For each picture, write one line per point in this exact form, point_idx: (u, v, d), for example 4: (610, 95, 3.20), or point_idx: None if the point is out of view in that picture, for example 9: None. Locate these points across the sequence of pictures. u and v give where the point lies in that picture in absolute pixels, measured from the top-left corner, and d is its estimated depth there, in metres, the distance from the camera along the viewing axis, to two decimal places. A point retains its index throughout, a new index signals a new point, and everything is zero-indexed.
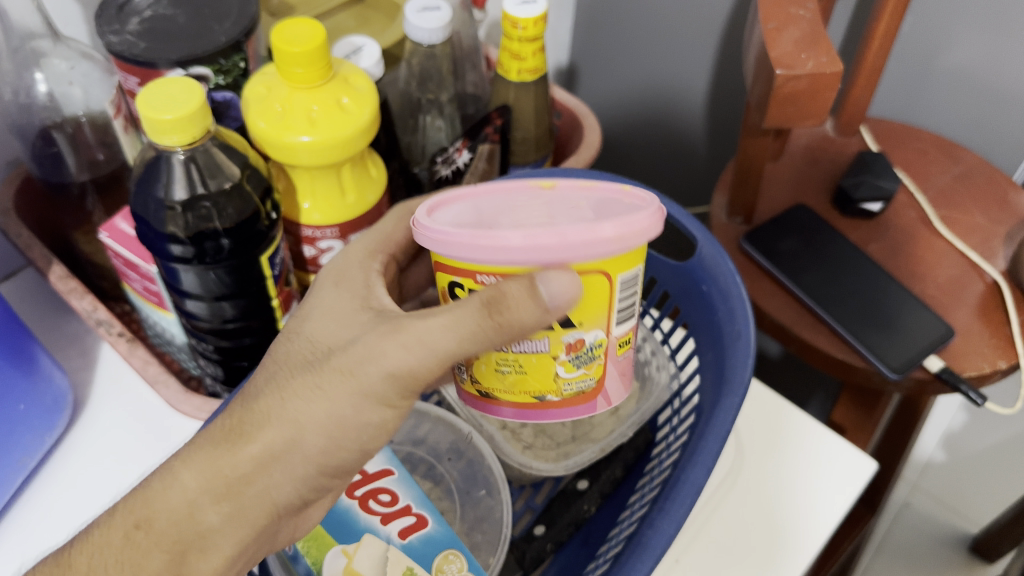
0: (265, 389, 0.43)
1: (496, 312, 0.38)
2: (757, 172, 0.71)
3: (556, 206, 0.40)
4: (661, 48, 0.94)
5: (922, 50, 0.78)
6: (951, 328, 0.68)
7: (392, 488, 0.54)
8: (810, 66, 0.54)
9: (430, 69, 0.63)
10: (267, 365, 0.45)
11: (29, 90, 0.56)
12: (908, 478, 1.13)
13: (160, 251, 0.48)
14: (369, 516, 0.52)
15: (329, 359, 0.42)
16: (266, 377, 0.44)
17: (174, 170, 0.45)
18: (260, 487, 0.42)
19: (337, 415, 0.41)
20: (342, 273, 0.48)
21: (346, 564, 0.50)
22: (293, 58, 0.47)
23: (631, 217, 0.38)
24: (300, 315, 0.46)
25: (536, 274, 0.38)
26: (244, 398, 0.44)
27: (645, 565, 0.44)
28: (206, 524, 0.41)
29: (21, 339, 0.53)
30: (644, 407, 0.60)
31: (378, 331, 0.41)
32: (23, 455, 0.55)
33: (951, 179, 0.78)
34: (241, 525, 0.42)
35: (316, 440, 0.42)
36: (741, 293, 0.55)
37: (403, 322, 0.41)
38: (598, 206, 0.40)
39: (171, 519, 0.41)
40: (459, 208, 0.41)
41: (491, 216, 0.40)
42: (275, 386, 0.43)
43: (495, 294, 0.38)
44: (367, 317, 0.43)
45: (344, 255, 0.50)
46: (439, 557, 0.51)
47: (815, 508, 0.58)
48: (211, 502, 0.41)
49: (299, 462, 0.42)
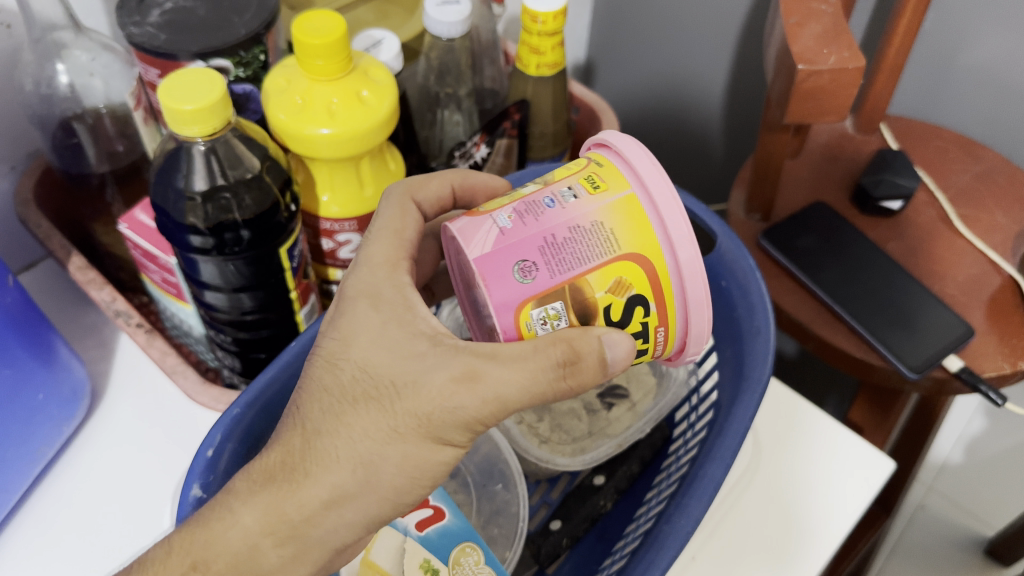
0: (326, 427, 0.42)
1: (571, 375, 0.40)
2: (776, 169, 0.70)
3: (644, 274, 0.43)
4: (681, 43, 0.94)
5: (945, 46, 0.77)
6: (971, 327, 0.67)
7: None
8: (832, 62, 0.54)
9: (449, 62, 0.63)
10: (316, 396, 0.43)
11: (51, 80, 0.56)
12: (924, 479, 1.13)
13: (180, 242, 0.48)
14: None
15: (398, 400, 0.41)
16: (322, 411, 0.42)
17: (195, 161, 0.46)
18: (327, 528, 0.41)
19: (412, 456, 0.41)
20: (375, 292, 0.44)
21: (362, 557, 0.50)
22: (314, 50, 0.47)
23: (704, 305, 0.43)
24: (342, 338, 0.43)
25: (603, 335, 0.40)
26: (300, 430, 0.42)
27: (662, 562, 0.43)
28: (267, 565, 0.41)
29: (40, 328, 0.53)
30: (661, 404, 0.60)
31: (448, 372, 0.40)
32: (41, 444, 0.55)
33: (972, 177, 0.78)
34: (302, 563, 0.42)
35: (390, 480, 0.41)
36: (760, 288, 0.54)
37: (476, 368, 0.40)
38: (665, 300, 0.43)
39: (231, 561, 0.41)
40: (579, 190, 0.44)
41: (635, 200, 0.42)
42: (338, 422, 0.42)
43: (575, 355, 0.39)
44: (426, 348, 0.41)
45: (368, 268, 0.45)
46: (456, 549, 0.51)
47: (831, 506, 0.58)
48: (273, 544, 0.41)
49: (369, 501, 0.42)
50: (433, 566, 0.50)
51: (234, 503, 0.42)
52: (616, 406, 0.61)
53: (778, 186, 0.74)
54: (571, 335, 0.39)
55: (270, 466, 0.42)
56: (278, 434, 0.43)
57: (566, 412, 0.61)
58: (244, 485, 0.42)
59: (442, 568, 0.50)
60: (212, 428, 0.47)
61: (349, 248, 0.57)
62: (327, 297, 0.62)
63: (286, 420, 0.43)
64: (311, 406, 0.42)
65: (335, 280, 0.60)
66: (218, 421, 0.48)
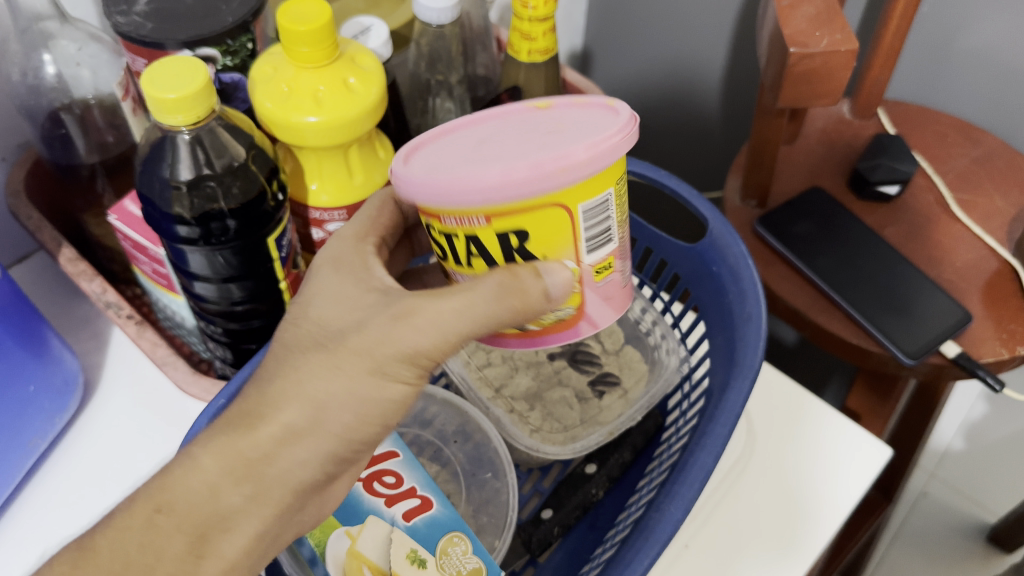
0: (276, 375, 0.42)
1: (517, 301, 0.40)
2: (771, 154, 0.69)
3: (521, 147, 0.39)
4: (678, 28, 0.93)
5: (943, 28, 0.77)
6: (968, 313, 0.67)
7: (396, 469, 0.53)
8: (825, 44, 0.53)
9: (440, 49, 0.63)
10: (274, 351, 0.43)
11: (37, 71, 0.56)
12: (926, 466, 1.14)
13: (166, 233, 0.48)
14: (373, 498, 0.51)
15: (341, 340, 0.41)
16: (275, 360, 0.43)
17: (179, 150, 0.45)
18: (282, 464, 0.40)
19: (358, 391, 0.41)
20: (336, 258, 0.46)
21: (350, 546, 0.49)
22: (298, 37, 0.47)
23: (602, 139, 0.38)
24: (303, 300, 0.45)
25: (536, 264, 0.41)
26: (256, 385, 0.42)
27: (652, 549, 0.43)
28: (228, 505, 0.40)
29: (31, 320, 0.53)
30: (653, 390, 0.60)
31: (388, 313, 0.41)
32: (33, 436, 0.55)
33: (970, 162, 0.77)
34: (264, 504, 0.41)
35: (337, 414, 0.41)
36: (751, 275, 0.54)
37: (413, 306, 0.41)
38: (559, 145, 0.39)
39: (194, 501, 0.40)
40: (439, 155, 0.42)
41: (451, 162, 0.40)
42: (285, 369, 0.42)
43: (509, 273, 0.40)
44: (374, 300, 0.43)
45: (338, 239, 0.47)
46: (443, 539, 0.50)
47: (830, 495, 0.57)
48: (233, 484, 0.40)
49: (314, 431, 0.41)
50: (419, 556, 0.50)
51: (194, 450, 0.41)
52: (608, 395, 0.61)
53: (774, 171, 0.73)
54: (516, 266, 0.40)
55: (230, 413, 0.41)
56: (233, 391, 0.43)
57: (558, 400, 0.61)
58: (206, 435, 0.41)
59: (429, 558, 0.50)
60: (198, 417, 0.47)
61: None
62: None
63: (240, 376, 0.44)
64: (266, 359, 0.43)
65: None
66: (202, 412, 0.47)
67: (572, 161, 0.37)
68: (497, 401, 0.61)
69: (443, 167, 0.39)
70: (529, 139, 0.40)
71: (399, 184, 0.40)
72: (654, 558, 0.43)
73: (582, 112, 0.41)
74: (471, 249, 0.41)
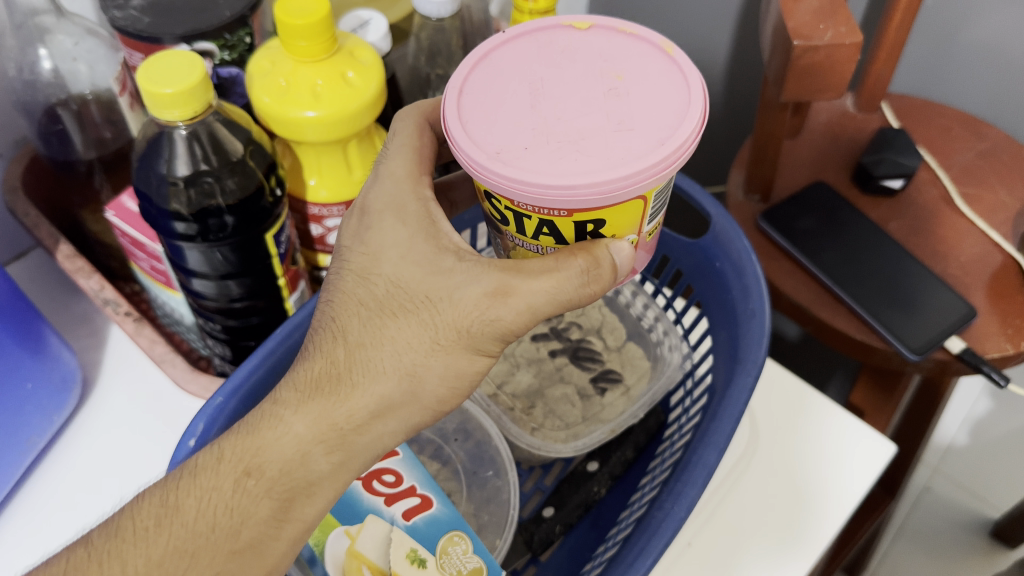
0: (369, 338, 0.41)
1: (594, 282, 0.40)
2: (775, 149, 0.69)
3: (586, 113, 0.38)
4: (681, 21, 0.92)
5: (947, 21, 0.76)
6: (973, 308, 0.66)
7: (395, 469, 0.52)
8: (829, 37, 0.53)
9: (440, 43, 0.62)
10: (352, 309, 0.42)
11: (33, 66, 0.55)
12: (929, 461, 1.14)
13: (164, 229, 0.47)
14: (373, 496, 0.50)
15: (437, 314, 0.41)
16: (361, 323, 0.42)
17: (176, 145, 0.45)
18: (374, 436, 0.41)
19: (453, 367, 0.41)
20: (400, 205, 0.44)
21: (349, 545, 0.49)
22: (296, 31, 0.46)
23: (685, 121, 0.38)
24: (371, 254, 0.43)
25: (609, 242, 0.40)
26: (342, 342, 0.41)
27: (655, 549, 0.43)
28: (316, 472, 0.40)
29: (29, 317, 0.52)
30: (655, 387, 0.59)
31: (480, 287, 0.40)
32: (31, 434, 0.54)
33: (975, 156, 0.77)
34: (346, 472, 0.41)
35: (434, 390, 0.41)
36: (756, 271, 0.53)
37: (506, 283, 0.40)
38: (625, 111, 0.38)
39: (285, 467, 0.39)
40: (487, 100, 0.40)
41: (522, 130, 0.38)
42: (381, 335, 0.41)
43: (592, 258, 0.40)
44: (452, 263, 0.41)
45: (391, 181, 0.45)
46: (443, 538, 0.50)
47: (833, 493, 0.57)
48: (325, 450, 0.40)
49: (408, 403, 0.41)
50: (419, 556, 0.49)
51: (283, 412, 0.40)
52: (610, 392, 0.61)
53: (777, 165, 0.73)
54: (595, 247, 0.40)
55: (317, 375, 0.41)
56: (315, 346, 0.42)
57: (559, 398, 0.61)
58: (292, 394, 0.41)
59: (429, 557, 0.49)
60: (195, 417, 0.46)
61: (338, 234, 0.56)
62: (317, 284, 0.61)
63: (317, 332, 0.43)
64: (348, 318, 0.42)
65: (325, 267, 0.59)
66: (201, 410, 0.46)
67: (669, 157, 0.37)
68: (499, 399, 0.60)
69: (513, 153, 0.37)
70: (588, 93, 0.39)
71: (488, 177, 0.37)
72: (658, 557, 0.42)
73: (640, 62, 0.41)
74: (542, 229, 0.40)
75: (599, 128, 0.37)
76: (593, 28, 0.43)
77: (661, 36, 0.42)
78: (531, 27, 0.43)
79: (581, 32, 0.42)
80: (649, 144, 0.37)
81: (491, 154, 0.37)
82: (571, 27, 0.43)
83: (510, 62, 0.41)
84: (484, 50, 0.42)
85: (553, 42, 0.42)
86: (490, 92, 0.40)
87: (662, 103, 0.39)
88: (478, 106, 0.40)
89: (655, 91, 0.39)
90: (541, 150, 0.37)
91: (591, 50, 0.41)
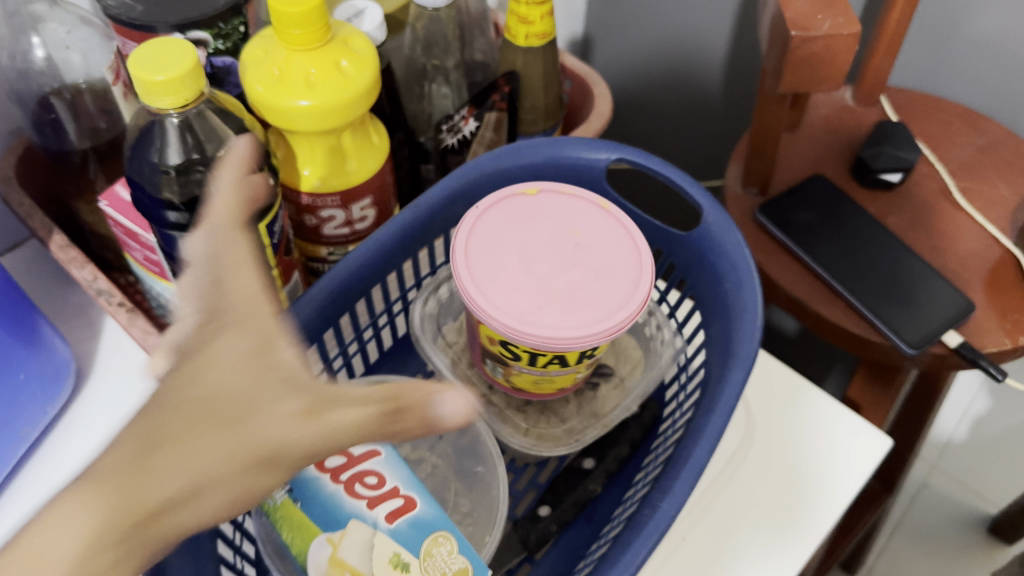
0: (178, 439, 0.30)
1: (393, 425, 0.33)
2: (773, 142, 0.68)
3: (568, 271, 0.50)
4: (680, 14, 0.92)
5: (947, 14, 0.76)
6: (971, 302, 0.66)
7: (378, 469, 0.50)
8: (827, 28, 0.52)
9: (436, 34, 0.62)
10: (148, 410, 0.30)
11: (26, 54, 0.55)
12: (927, 458, 1.15)
13: (156, 219, 0.47)
14: (355, 500, 0.48)
15: (248, 431, 0.30)
16: (179, 422, 0.30)
17: (168, 134, 0.44)
18: (188, 518, 0.30)
19: (239, 497, 0.31)
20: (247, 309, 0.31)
21: (330, 552, 0.47)
22: (290, 18, 0.46)
23: (641, 276, 0.50)
24: (205, 347, 0.31)
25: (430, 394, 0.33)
26: (143, 448, 0.30)
27: (643, 547, 0.42)
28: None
29: (19, 307, 0.52)
30: (649, 380, 0.59)
31: (291, 405, 0.31)
32: (22, 425, 0.54)
33: (974, 150, 0.76)
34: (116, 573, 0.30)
35: (233, 505, 0.31)
36: (747, 262, 0.53)
37: (318, 404, 0.31)
38: (597, 262, 0.51)
39: None
40: (494, 270, 0.50)
41: (530, 292, 0.49)
42: (189, 435, 0.30)
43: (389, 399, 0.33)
44: (281, 375, 0.31)
45: (229, 283, 0.32)
46: (427, 540, 0.47)
47: (827, 487, 0.57)
48: (100, 551, 0.29)
49: (210, 499, 0.30)
50: (402, 561, 0.47)
51: (70, 499, 0.29)
52: (602, 386, 0.60)
53: (776, 159, 0.72)
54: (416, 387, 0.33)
55: (118, 457, 0.30)
56: (126, 426, 0.30)
57: None
58: (103, 472, 0.29)
59: (413, 561, 0.47)
60: None
61: (333, 224, 0.55)
62: (313, 276, 0.60)
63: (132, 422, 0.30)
64: (161, 416, 0.30)
65: (321, 257, 0.58)
66: None
67: (635, 295, 0.49)
68: (491, 395, 0.59)
69: (534, 314, 0.48)
70: (562, 252, 0.51)
71: (524, 337, 0.47)
72: (649, 554, 0.42)
73: (584, 214, 0.53)
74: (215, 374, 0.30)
75: (583, 280, 0.49)
76: (542, 192, 0.54)
77: (595, 194, 0.54)
78: (495, 202, 0.53)
79: (535, 198, 0.54)
80: (625, 288, 0.49)
81: (517, 317, 0.47)
82: (524, 193, 0.54)
83: (489, 231, 0.52)
84: (470, 221, 0.52)
85: (517, 211, 0.53)
86: (496, 260, 0.50)
87: (616, 253, 0.51)
88: (489, 275, 0.49)
89: (607, 244, 0.52)
90: (525, 278, 0.49)
91: (550, 213, 0.53)
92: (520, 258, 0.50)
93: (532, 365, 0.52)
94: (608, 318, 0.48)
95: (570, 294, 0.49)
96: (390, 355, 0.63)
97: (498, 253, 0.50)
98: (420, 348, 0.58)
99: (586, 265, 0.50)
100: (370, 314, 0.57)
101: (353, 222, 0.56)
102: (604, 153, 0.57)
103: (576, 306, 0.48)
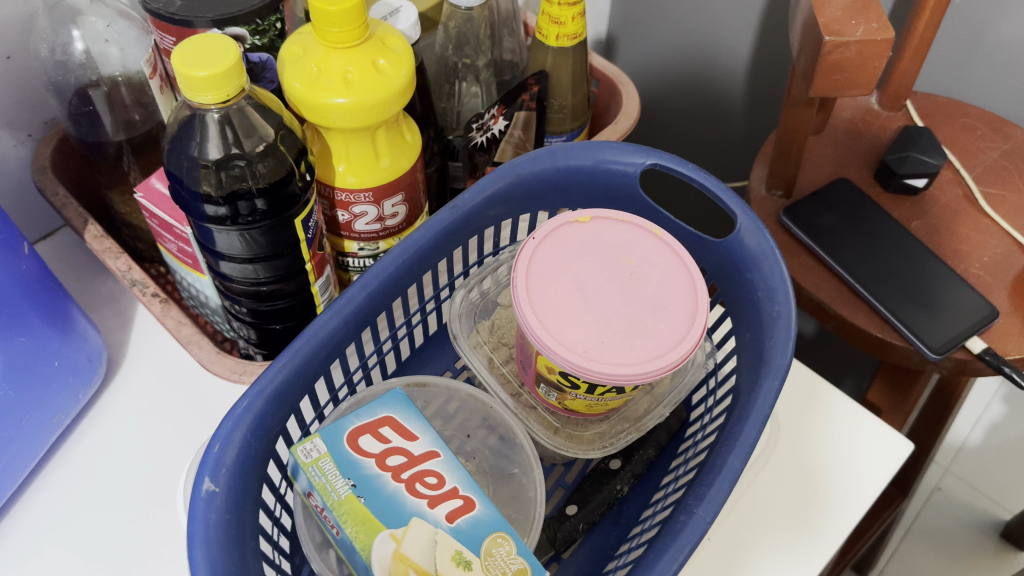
0: None
1: None
2: (799, 145, 0.69)
3: (628, 303, 0.50)
4: (706, 14, 0.92)
5: (974, 19, 0.76)
6: (996, 308, 0.66)
7: (437, 470, 0.45)
8: (860, 33, 0.53)
9: (467, 32, 0.62)
10: None
11: (66, 47, 0.55)
12: (941, 461, 1.15)
13: (195, 212, 0.48)
14: (415, 499, 0.44)
15: None
16: None
17: (209, 128, 0.45)
18: None
19: None
20: None
21: (394, 549, 0.42)
22: (329, 17, 0.46)
23: (699, 305, 0.50)
24: None
25: None
26: None
27: (679, 553, 0.43)
28: None
29: (55, 296, 0.53)
30: (681, 387, 0.57)
31: None
32: (57, 412, 0.55)
33: (999, 156, 0.76)
34: None
35: None
36: (782, 272, 0.53)
37: None
38: (654, 293, 0.51)
39: None
40: (553, 304, 0.49)
41: (592, 327, 0.48)
42: None
43: None
44: None
45: None
46: (486, 540, 0.43)
47: (850, 490, 0.57)
48: None
49: None
50: (465, 559, 0.42)
51: None
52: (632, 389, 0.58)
53: (801, 161, 0.73)
54: None
55: None
56: None
57: None
58: None
59: (475, 559, 0.42)
60: (221, 422, 0.44)
61: (364, 221, 0.56)
62: (342, 270, 0.61)
63: None
64: None
65: (351, 252, 0.59)
66: (227, 414, 0.45)
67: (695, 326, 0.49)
68: (519, 398, 0.57)
69: (597, 350, 0.47)
70: (619, 283, 0.51)
71: (590, 373, 0.47)
72: (683, 560, 0.42)
73: (639, 243, 0.53)
74: None
75: (643, 312, 0.49)
76: (593, 220, 0.54)
77: (645, 220, 0.54)
78: (549, 231, 0.53)
79: (587, 226, 0.54)
80: (684, 320, 0.49)
81: (583, 355, 0.47)
82: (577, 222, 0.54)
83: (549, 265, 0.51)
84: (527, 255, 0.51)
85: (573, 240, 0.53)
86: (553, 295, 0.50)
87: (672, 283, 0.51)
88: (550, 312, 0.49)
89: (662, 274, 0.52)
90: (588, 312, 0.49)
91: (604, 241, 0.53)
92: (580, 292, 0.50)
93: (589, 393, 0.50)
94: (670, 351, 0.48)
95: (631, 327, 0.48)
96: (417, 351, 0.64)
97: (562, 288, 0.50)
98: (455, 346, 0.57)
99: (643, 297, 0.50)
100: (406, 313, 0.58)
101: (384, 218, 0.56)
102: (640, 157, 0.58)
103: (639, 340, 0.48)
